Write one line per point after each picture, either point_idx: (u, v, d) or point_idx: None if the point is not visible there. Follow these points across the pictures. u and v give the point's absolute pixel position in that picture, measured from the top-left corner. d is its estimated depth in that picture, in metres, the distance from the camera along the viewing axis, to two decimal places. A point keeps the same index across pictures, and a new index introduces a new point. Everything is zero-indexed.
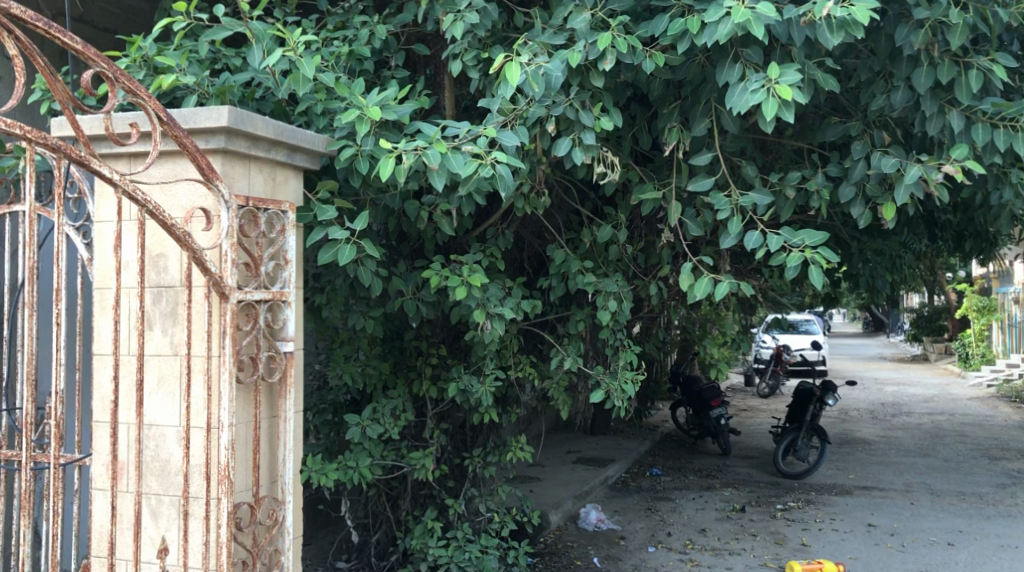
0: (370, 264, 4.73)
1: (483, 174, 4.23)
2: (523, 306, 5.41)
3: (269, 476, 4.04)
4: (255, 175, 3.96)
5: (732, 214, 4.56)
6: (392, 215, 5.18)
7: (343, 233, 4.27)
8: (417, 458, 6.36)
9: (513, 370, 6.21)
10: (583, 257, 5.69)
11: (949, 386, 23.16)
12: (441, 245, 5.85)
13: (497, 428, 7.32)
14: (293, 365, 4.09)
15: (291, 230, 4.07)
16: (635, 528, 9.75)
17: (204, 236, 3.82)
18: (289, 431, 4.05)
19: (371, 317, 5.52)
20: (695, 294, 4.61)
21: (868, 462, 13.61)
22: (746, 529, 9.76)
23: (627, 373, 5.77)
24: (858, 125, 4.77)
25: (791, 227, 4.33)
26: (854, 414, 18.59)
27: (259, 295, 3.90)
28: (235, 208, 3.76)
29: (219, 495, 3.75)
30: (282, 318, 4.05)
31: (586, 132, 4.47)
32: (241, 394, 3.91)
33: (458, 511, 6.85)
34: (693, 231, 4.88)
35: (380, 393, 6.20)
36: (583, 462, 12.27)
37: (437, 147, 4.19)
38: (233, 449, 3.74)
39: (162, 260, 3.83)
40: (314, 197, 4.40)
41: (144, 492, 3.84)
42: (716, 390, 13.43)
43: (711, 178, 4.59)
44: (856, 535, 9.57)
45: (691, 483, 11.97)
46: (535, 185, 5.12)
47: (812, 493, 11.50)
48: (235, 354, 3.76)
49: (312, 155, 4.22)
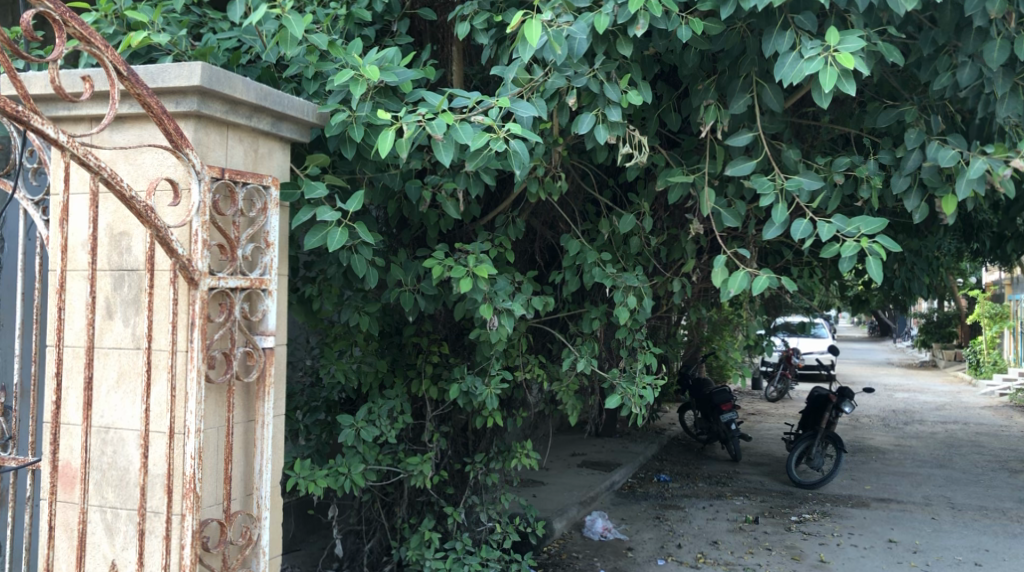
0: (365, 252, 4.22)
1: (496, 148, 3.83)
2: (534, 302, 4.92)
3: (243, 489, 3.55)
4: (234, 146, 3.47)
5: (776, 198, 4.17)
6: (391, 197, 4.70)
7: (334, 214, 3.77)
8: (414, 464, 5.87)
9: (521, 370, 5.73)
10: (601, 250, 5.20)
11: (960, 394, 22.62)
12: (445, 233, 5.37)
13: (501, 432, 6.81)
14: (273, 363, 3.58)
15: (274, 209, 3.58)
16: (644, 538, 9.25)
17: (171, 213, 3.33)
18: (267, 438, 3.55)
19: (366, 311, 5.08)
20: (728, 288, 4.27)
21: (884, 472, 13.10)
22: (761, 543, 9.25)
23: (646, 377, 5.29)
24: (913, 109, 4.27)
25: (844, 215, 4.07)
26: (865, 421, 18.05)
27: (234, 282, 3.40)
28: (208, 180, 3.27)
29: (184, 511, 3.25)
30: (261, 310, 3.55)
31: (612, 108, 3.97)
32: (212, 395, 3.41)
33: (458, 521, 6.36)
34: (729, 222, 4.42)
35: (376, 393, 5.72)
36: (588, 466, 11.76)
37: (443, 117, 3.79)
38: (200, 458, 3.25)
39: (125, 240, 3.34)
40: (302, 173, 3.92)
41: (98, 505, 3.35)
42: (727, 393, 12.91)
43: (752, 161, 4.17)
44: (878, 552, 9.06)
45: (701, 491, 11.47)
46: (550, 167, 4.65)
47: (828, 504, 11.01)
48: (204, 349, 3.27)
49: (300, 125, 3.74)
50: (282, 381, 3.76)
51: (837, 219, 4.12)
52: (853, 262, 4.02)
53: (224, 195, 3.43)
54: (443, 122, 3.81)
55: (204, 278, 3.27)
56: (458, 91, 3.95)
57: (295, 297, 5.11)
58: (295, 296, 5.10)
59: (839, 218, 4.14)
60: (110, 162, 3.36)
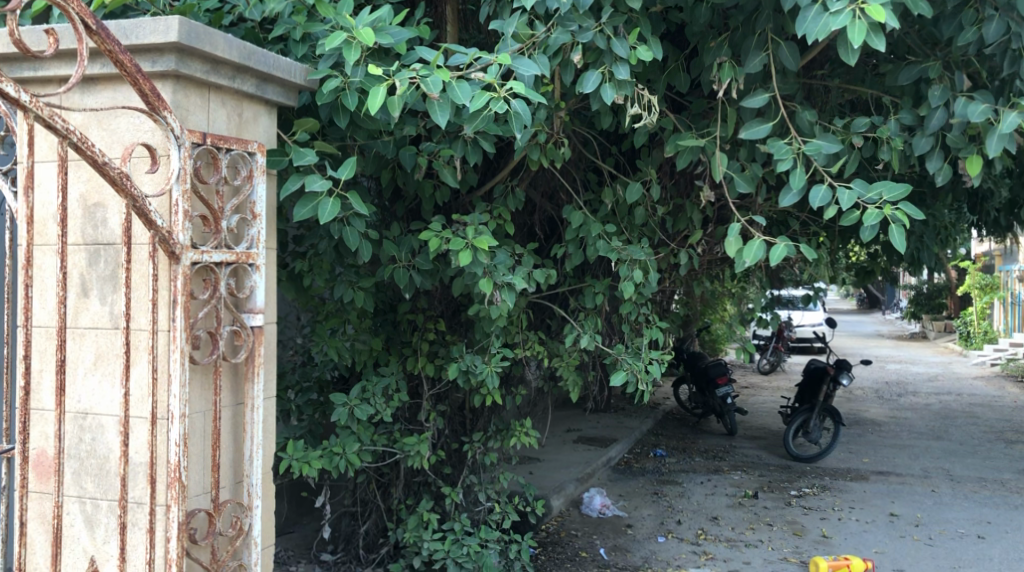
0: (357, 223, 4.01)
1: (496, 107, 3.68)
2: (536, 276, 4.70)
3: (232, 476, 3.33)
4: (216, 110, 3.24)
5: (793, 163, 4.11)
6: (384, 166, 4.49)
7: (325, 183, 3.50)
8: (411, 444, 5.67)
9: (520, 347, 5.54)
10: (605, 221, 5.02)
11: (953, 365, 22.51)
12: (441, 205, 5.15)
13: (499, 410, 6.61)
14: (262, 342, 3.36)
15: (260, 177, 3.34)
16: (642, 515, 9.07)
17: (148, 180, 3.09)
18: (257, 422, 3.33)
19: (360, 288, 4.88)
20: (744, 259, 4.07)
21: (881, 445, 12.95)
22: (762, 518, 9.09)
23: (651, 352, 5.10)
24: (937, 65, 4.11)
25: (864, 182, 4.06)
26: (859, 394, 17.91)
27: (219, 256, 3.16)
28: (188, 146, 3.03)
29: (168, 502, 3.03)
30: (248, 286, 3.31)
31: (620, 65, 3.89)
32: (196, 377, 3.19)
33: (456, 501, 6.17)
34: (742, 187, 4.35)
35: (371, 372, 5.53)
36: (584, 442, 11.59)
37: (438, 73, 3.63)
38: (185, 445, 3.02)
39: (100, 211, 3.11)
40: (289, 138, 3.66)
41: (77, 496, 3.14)
42: (722, 366, 12.74)
43: (767, 123, 4.08)
44: (880, 526, 8.88)
45: (698, 465, 11.31)
46: (552, 133, 4.51)
47: (827, 477, 10.85)
48: (187, 328, 3.05)
49: (287, 87, 3.53)
50: (272, 362, 3.53)
51: (857, 184, 4.08)
52: (874, 229, 4.01)
53: (206, 162, 3.20)
54: (438, 78, 3.66)
55: (186, 252, 3.03)
56: (455, 48, 3.80)
57: (285, 273, 4.89)
58: (286, 273, 4.89)
59: (859, 184, 4.11)
60: (83, 127, 3.11)
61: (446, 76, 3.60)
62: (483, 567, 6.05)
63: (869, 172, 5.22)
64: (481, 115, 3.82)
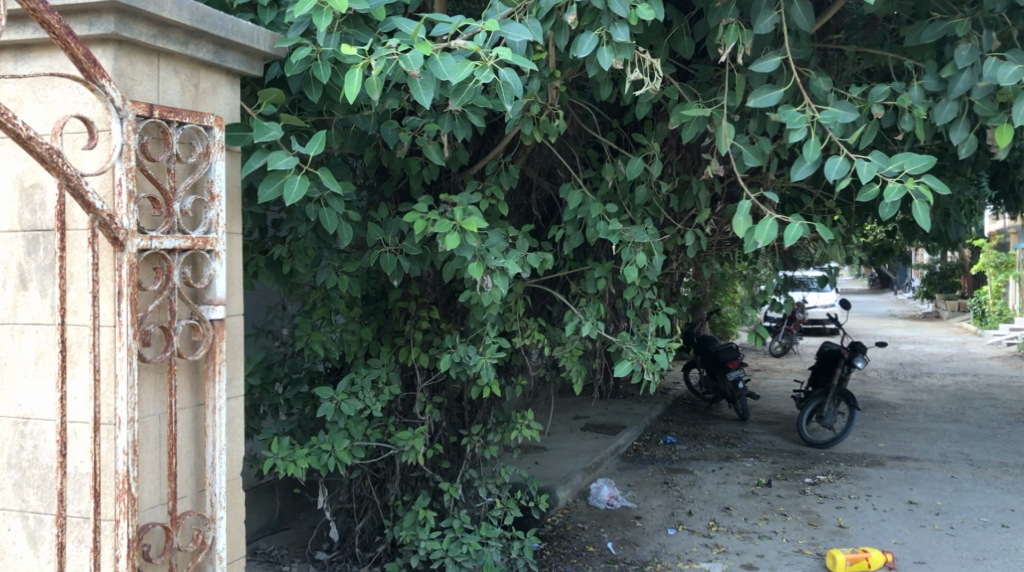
0: (336, 205, 3.69)
1: (482, 79, 3.36)
2: (531, 260, 4.39)
3: (193, 485, 3.03)
4: (168, 79, 2.93)
5: (807, 132, 3.83)
6: (367, 143, 4.19)
7: (291, 160, 3.17)
8: (405, 439, 5.36)
9: (518, 335, 5.23)
10: (606, 200, 4.71)
11: (968, 344, 22.07)
12: (430, 185, 4.84)
13: (499, 400, 6.29)
14: (225, 337, 3.04)
15: (219, 154, 3.01)
16: (652, 506, 8.75)
17: (89, 158, 2.77)
18: (219, 425, 3.02)
19: (346, 274, 4.57)
20: (755, 239, 3.80)
21: (897, 429, 12.58)
22: (776, 508, 8.75)
23: (658, 340, 4.77)
24: (964, 23, 3.79)
25: (883, 154, 3.74)
26: (873, 375, 17.52)
27: (171, 242, 2.85)
28: (132, 119, 2.71)
29: (118, 517, 2.73)
30: (206, 275, 3.00)
31: (619, 26, 3.57)
32: (149, 376, 2.88)
33: (455, 497, 5.86)
34: (751, 161, 4.14)
35: (361, 364, 5.23)
36: (592, 429, 11.28)
37: (418, 49, 3.33)
38: (135, 454, 2.72)
39: (38, 194, 2.79)
40: (253, 111, 3.34)
41: (19, 510, 2.83)
42: (734, 350, 12.39)
43: (777, 90, 3.84)
44: (899, 515, 8.53)
45: (710, 453, 10.98)
46: (547, 105, 4.21)
47: (842, 464, 10.51)
48: (134, 324, 2.74)
49: (249, 54, 3.20)
50: (238, 359, 3.22)
51: (876, 157, 3.77)
52: (895, 206, 3.69)
53: (156, 138, 2.88)
54: (419, 54, 3.34)
55: (131, 237, 2.72)
56: (438, 17, 3.49)
57: (263, 260, 4.57)
58: (265, 260, 4.57)
59: (878, 156, 3.80)
60: (19, 101, 2.80)
61: (427, 51, 3.30)
62: (484, 566, 5.74)
63: (888, 144, 4.85)
64: (467, 88, 3.51)
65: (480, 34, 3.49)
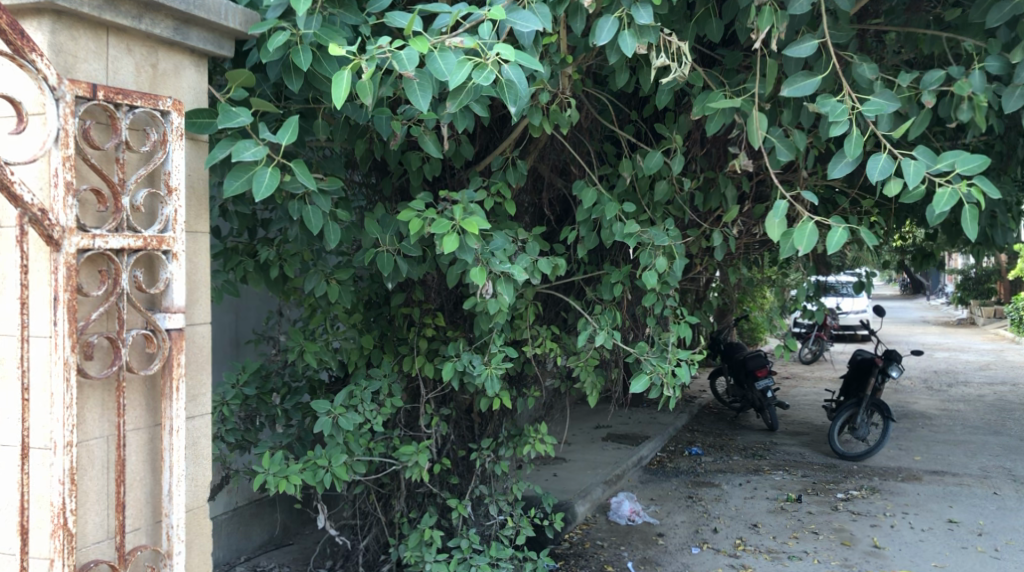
0: (321, 202, 3.34)
1: (480, 81, 2.94)
2: (540, 266, 4.04)
3: (148, 516, 2.70)
4: (121, 57, 2.62)
5: (849, 126, 3.46)
6: (363, 136, 3.84)
7: (260, 150, 2.84)
8: (409, 454, 4.98)
9: (529, 345, 4.86)
10: (622, 198, 4.36)
11: (1005, 352, 21.42)
12: (432, 179, 4.53)
13: (512, 412, 5.91)
14: (183, 348, 2.70)
15: (178, 142, 2.67)
16: (675, 522, 8.34)
17: (24, 145, 2.44)
18: (176, 448, 2.68)
19: (337, 282, 4.20)
20: (793, 245, 3.39)
21: (934, 441, 12.08)
22: (806, 525, 8.31)
23: (680, 352, 4.38)
24: None
25: (931, 151, 3.36)
26: (906, 385, 16.96)
27: (119, 242, 2.51)
28: (70, 101, 2.38)
29: (53, 555, 2.39)
30: (162, 279, 2.65)
31: (640, 8, 3.20)
32: (95, 394, 2.54)
33: (463, 515, 5.46)
34: (784, 155, 3.73)
35: (360, 373, 4.86)
36: (613, 439, 10.88)
37: (414, 46, 2.92)
38: (73, 484, 2.38)
39: None
40: (222, 97, 3.02)
41: None
42: (761, 358, 11.93)
43: (814, 78, 3.45)
44: (938, 535, 8.07)
45: (737, 465, 10.54)
46: (558, 94, 3.84)
47: (876, 478, 10.04)
48: (73, 335, 2.40)
49: (220, 34, 2.87)
50: (203, 374, 2.88)
51: (922, 151, 3.37)
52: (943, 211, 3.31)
53: (104, 123, 2.56)
54: (414, 51, 2.95)
55: (69, 236, 2.39)
56: (437, 6, 3.10)
57: (252, 263, 4.22)
58: (254, 264, 4.23)
59: (924, 152, 3.40)
60: None
61: (422, 49, 2.89)
62: None
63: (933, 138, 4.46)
64: (468, 87, 3.11)
65: (484, 24, 3.07)
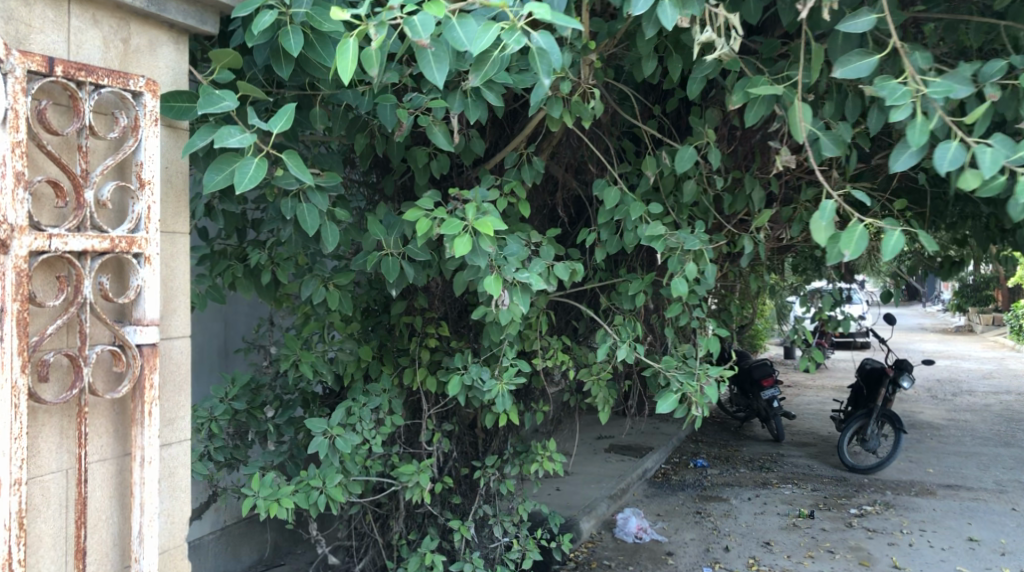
0: (318, 200, 2.98)
1: (510, 44, 2.56)
2: (556, 272, 3.67)
3: (116, 559, 2.41)
4: (86, 30, 2.35)
5: (911, 110, 3.10)
6: (363, 128, 3.47)
7: (247, 136, 2.47)
8: (408, 474, 4.60)
9: (540, 357, 4.50)
10: (645, 198, 4.01)
11: (1007, 360, 21.11)
12: (439, 177, 4.17)
13: (519, 428, 5.54)
14: (158, 365, 2.39)
15: (152, 128, 2.37)
16: (684, 540, 7.97)
17: None
18: (146, 480, 2.38)
19: (336, 287, 3.80)
20: (841, 250, 3.00)
21: (944, 453, 11.73)
22: (821, 543, 7.96)
23: (709, 368, 4.01)
24: None
25: (1010, 139, 2.97)
26: (911, 394, 16.61)
27: (80, 244, 2.24)
28: (20, 78, 2.13)
29: None
30: (133, 288, 2.35)
31: None
32: (52, 420, 2.28)
33: (466, 537, 5.07)
34: (830, 149, 3.35)
35: (357, 388, 4.48)
36: (616, 451, 10.51)
37: (429, 10, 2.53)
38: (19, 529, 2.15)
39: None
40: (205, 79, 2.67)
41: None
42: (768, 367, 11.57)
43: (870, 57, 3.07)
44: (960, 555, 7.70)
45: (745, 478, 10.18)
46: (580, 83, 3.48)
47: (889, 492, 9.69)
48: (24, 353, 2.15)
49: (200, 7, 2.58)
50: (181, 396, 2.56)
51: (999, 140, 2.99)
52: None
53: (64, 106, 2.28)
54: (429, 16, 2.54)
55: (19, 236, 2.14)
56: None
57: (241, 268, 3.85)
58: (243, 269, 3.85)
59: (1000, 138, 3.01)
60: None
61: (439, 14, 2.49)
62: None
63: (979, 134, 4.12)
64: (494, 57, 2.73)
65: None
